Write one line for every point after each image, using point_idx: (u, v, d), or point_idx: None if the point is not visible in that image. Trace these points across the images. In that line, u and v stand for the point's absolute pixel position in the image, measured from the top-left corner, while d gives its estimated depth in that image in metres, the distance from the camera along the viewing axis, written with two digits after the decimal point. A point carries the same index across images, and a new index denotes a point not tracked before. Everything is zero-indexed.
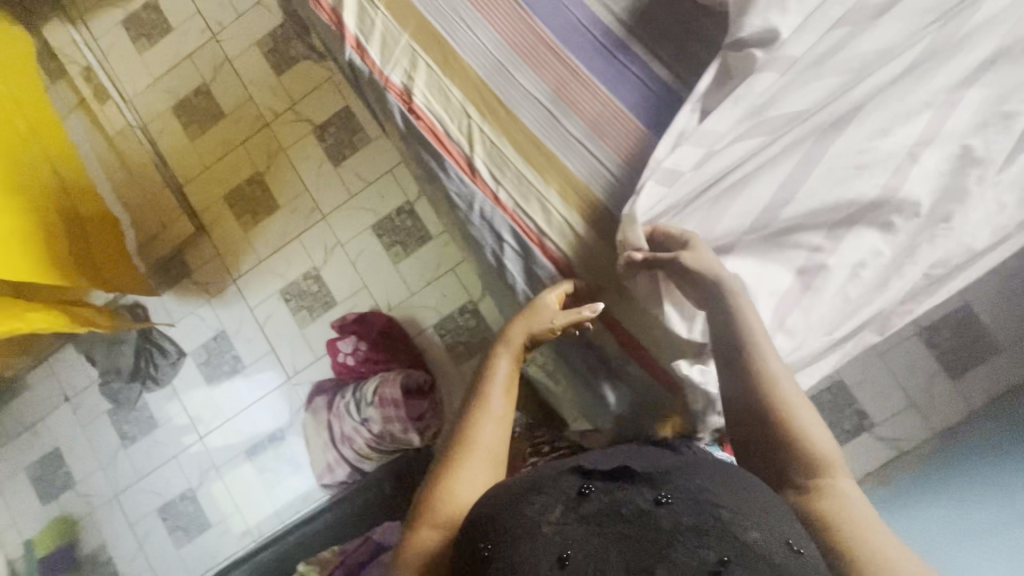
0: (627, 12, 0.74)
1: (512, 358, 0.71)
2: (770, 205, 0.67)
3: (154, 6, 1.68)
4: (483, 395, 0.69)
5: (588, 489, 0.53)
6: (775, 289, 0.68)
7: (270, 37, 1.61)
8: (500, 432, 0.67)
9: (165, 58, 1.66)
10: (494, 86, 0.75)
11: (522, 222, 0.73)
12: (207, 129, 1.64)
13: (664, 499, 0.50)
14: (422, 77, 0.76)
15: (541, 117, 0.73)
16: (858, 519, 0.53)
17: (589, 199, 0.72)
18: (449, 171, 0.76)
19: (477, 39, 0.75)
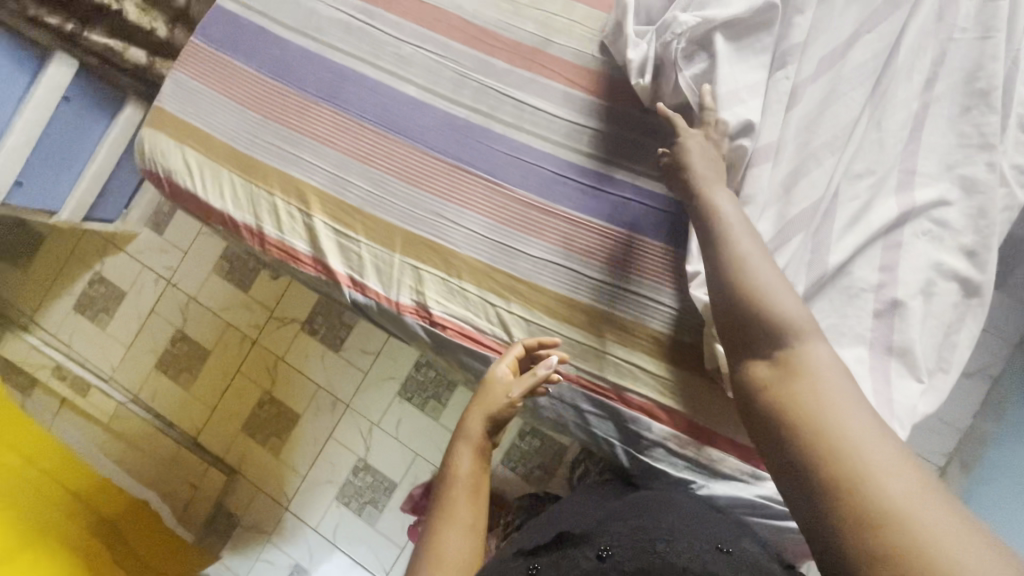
0: (594, 145, 0.74)
1: (474, 451, 0.72)
2: (817, 266, 0.67)
3: (98, 278, 1.64)
4: (447, 498, 0.70)
5: (535, 567, 0.59)
6: (865, 341, 0.66)
7: (224, 259, 1.59)
8: (470, 543, 0.67)
9: (129, 323, 1.62)
10: (506, 267, 0.73)
11: (594, 385, 0.71)
12: (197, 372, 1.58)
13: (604, 552, 0.57)
14: (433, 288, 0.74)
15: (563, 276, 0.72)
16: (836, 407, 0.44)
17: (646, 333, 0.70)
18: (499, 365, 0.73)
19: (466, 229, 0.74)
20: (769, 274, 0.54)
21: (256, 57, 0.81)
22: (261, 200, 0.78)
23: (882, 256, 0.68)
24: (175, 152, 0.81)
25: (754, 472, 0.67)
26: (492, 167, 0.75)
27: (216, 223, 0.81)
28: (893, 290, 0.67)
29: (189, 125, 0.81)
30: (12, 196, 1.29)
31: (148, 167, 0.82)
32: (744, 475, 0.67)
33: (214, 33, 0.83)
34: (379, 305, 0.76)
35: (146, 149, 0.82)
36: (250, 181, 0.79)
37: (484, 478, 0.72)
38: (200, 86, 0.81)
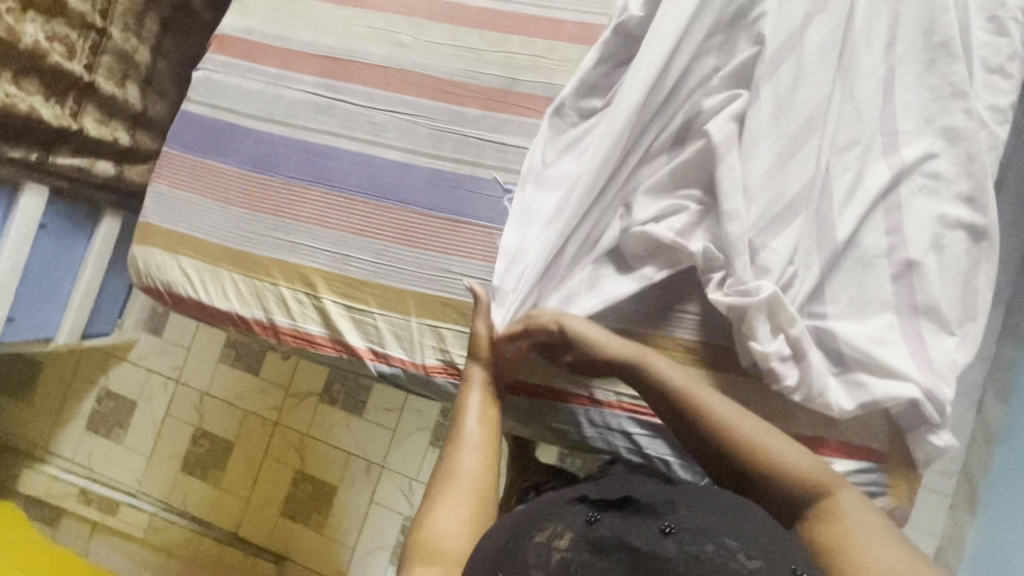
0: None
1: (484, 383, 0.69)
2: (827, 243, 0.68)
3: (106, 393, 1.62)
4: (453, 457, 0.64)
5: (597, 518, 0.53)
6: (890, 306, 0.67)
7: (229, 347, 1.57)
8: (482, 461, 0.64)
9: (145, 431, 1.59)
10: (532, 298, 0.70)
11: (635, 406, 0.71)
12: (225, 466, 1.55)
13: (671, 529, 0.50)
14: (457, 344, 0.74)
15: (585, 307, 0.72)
16: (862, 539, 0.53)
17: (675, 345, 0.71)
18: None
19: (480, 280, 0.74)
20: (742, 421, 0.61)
21: (232, 153, 0.81)
22: (266, 292, 0.77)
23: (885, 221, 0.69)
24: (169, 262, 0.80)
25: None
26: (491, 212, 0.75)
27: (224, 323, 0.80)
28: (905, 251, 0.67)
29: (179, 233, 0.80)
30: (5, 333, 1.25)
31: (145, 283, 0.81)
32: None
33: (184, 138, 0.83)
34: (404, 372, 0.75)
35: (139, 265, 0.81)
36: (252, 276, 0.78)
37: (495, 447, 0.65)
38: (182, 192, 0.81)
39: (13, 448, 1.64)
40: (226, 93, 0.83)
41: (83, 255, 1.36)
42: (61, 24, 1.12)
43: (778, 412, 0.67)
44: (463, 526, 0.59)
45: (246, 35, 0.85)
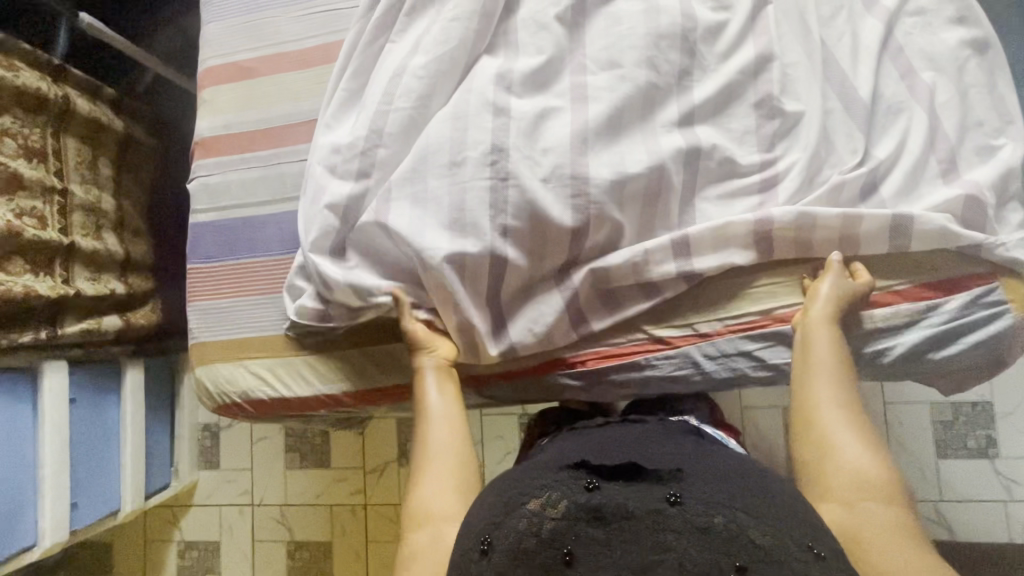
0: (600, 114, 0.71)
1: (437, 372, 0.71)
2: (854, 103, 0.69)
3: (185, 545, 1.55)
4: (423, 427, 0.68)
5: (597, 486, 0.53)
6: (938, 136, 0.68)
7: (290, 451, 1.53)
8: (456, 434, 0.67)
9: (239, 567, 1.53)
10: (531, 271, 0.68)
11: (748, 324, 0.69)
12: (331, 567, 1.49)
13: (675, 499, 0.51)
14: (565, 328, 0.70)
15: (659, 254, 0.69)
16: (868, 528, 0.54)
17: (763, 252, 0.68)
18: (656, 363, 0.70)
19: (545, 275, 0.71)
20: (822, 378, 0.62)
21: (259, 247, 0.79)
22: (346, 361, 0.75)
23: (898, 64, 0.71)
24: (239, 371, 0.77)
25: (931, 304, 0.67)
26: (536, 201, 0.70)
27: (315, 410, 0.77)
28: (926, 88, 0.70)
29: (237, 340, 0.78)
30: (75, 520, 1.21)
31: (220, 403, 0.79)
32: (921, 314, 0.67)
33: (205, 249, 0.81)
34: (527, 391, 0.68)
35: (210, 387, 0.78)
36: (326, 352, 0.76)
37: (460, 415, 0.69)
38: (224, 301, 0.79)
39: None
40: (230, 190, 0.82)
41: (119, 413, 1.32)
42: (26, 198, 1.10)
43: (887, 270, 0.68)
44: (448, 494, 0.63)
45: (227, 131, 0.84)
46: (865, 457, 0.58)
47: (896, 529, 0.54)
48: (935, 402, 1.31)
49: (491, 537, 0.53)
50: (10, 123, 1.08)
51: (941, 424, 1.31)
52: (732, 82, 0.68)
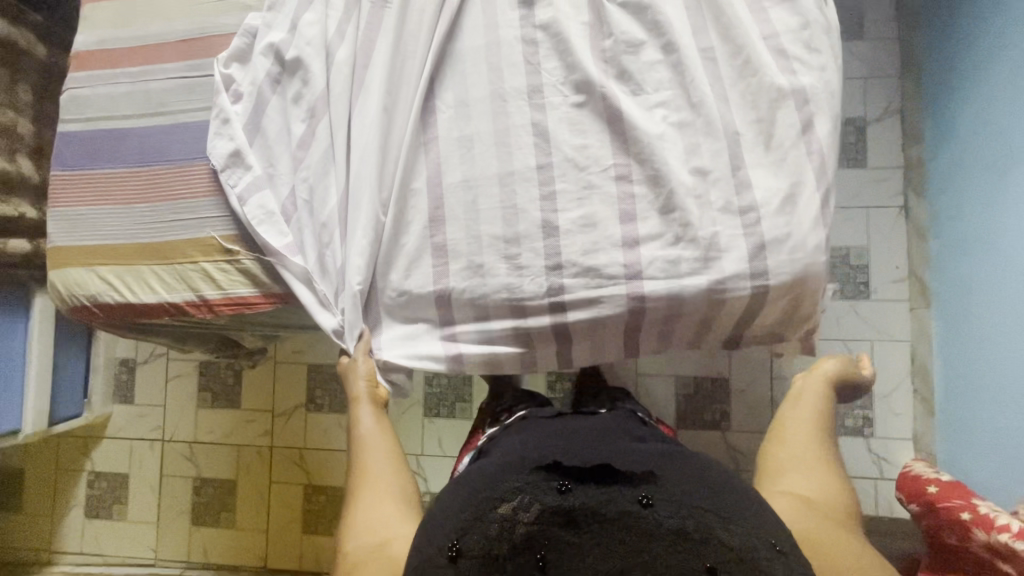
0: (459, 67, 0.77)
1: (373, 408, 0.76)
2: (697, 57, 0.73)
3: (95, 475, 1.59)
4: (364, 459, 0.73)
5: (568, 488, 0.60)
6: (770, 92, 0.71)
7: (205, 390, 1.57)
8: (390, 460, 0.73)
9: (147, 499, 1.57)
10: (392, 210, 0.74)
11: (584, 262, 0.71)
12: (235, 505, 1.54)
13: (645, 499, 0.59)
14: (424, 260, 0.74)
15: (499, 184, 0.74)
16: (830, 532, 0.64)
17: (597, 189, 0.72)
18: (474, 290, 0.73)
19: (414, 219, 0.75)
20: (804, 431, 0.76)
21: (120, 160, 0.82)
22: (190, 273, 0.78)
23: (736, 19, 0.73)
24: (91, 277, 0.80)
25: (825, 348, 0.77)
26: (411, 145, 0.76)
27: (160, 318, 0.80)
28: (757, 45, 0.72)
29: (89, 247, 0.81)
30: None
31: (71, 304, 0.81)
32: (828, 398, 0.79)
33: (69, 159, 0.83)
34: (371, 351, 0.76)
35: (61, 289, 0.81)
36: (172, 262, 0.79)
37: (394, 444, 0.75)
38: (83, 210, 0.81)
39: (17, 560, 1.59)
40: (95, 103, 0.84)
41: (26, 336, 1.35)
42: None
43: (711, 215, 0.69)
44: (384, 514, 0.68)
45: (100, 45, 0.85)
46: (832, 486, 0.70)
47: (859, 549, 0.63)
48: None
49: (460, 543, 0.59)
50: None
51: None
52: (567, 38, 0.74)
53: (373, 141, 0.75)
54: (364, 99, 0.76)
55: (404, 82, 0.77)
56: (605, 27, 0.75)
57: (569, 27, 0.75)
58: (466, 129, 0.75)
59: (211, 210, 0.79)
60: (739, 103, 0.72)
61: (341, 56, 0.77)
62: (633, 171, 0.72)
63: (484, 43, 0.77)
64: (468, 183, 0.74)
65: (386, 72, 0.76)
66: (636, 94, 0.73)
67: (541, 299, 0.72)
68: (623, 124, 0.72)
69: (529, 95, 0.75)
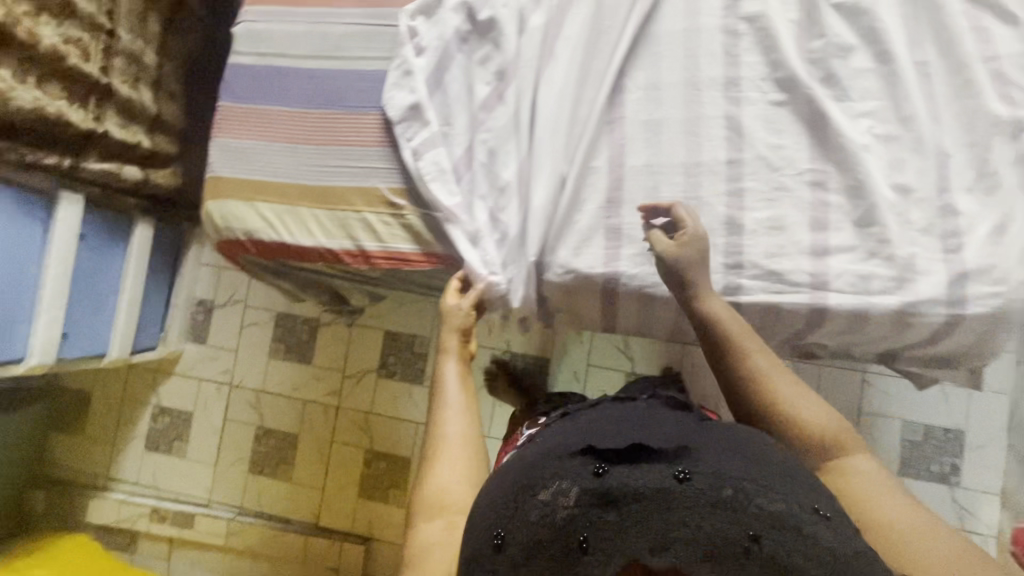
0: (653, 48, 0.75)
1: (459, 361, 0.75)
2: (911, 70, 0.70)
3: (161, 410, 1.60)
4: (439, 420, 0.70)
5: (606, 470, 0.52)
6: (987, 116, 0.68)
7: (277, 342, 1.57)
8: (468, 423, 0.70)
9: (207, 440, 1.58)
10: (570, 184, 0.73)
11: (766, 266, 0.69)
12: (294, 459, 1.54)
13: (683, 473, 0.51)
14: (596, 241, 0.73)
15: (684, 174, 0.72)
16: (875, 493, 0.56)
17: (788, 192, 0.70)
18: (645, 278, 0.71)
19: (591, 198, 0.73)
20: (783, 379, 0.64)
21: (290, 99, 0.81)
22: (351, 220, 0.77)
23: (959, 35, 0.69)
24: (249, 212, 0.80)
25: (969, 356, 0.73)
26: (596, 122, 0.74)
27: (313, 262, 0.80)
28: (978, 65, 0.69)
29: (251, 182, 0.80)
30: (63, 350, 1.24)
31: (225, 237, 0.81)
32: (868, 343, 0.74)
33: (239, 92, 0.83)
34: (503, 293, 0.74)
35: (218, 220, 0.80)
36: (333, 209, 0.78)
37: (473, 408, 0.72)
38: (249, 144, 0.81)
39: (74, 481, 1.61)
40: (271, 39, 0.83)
41: (123, 264, 1.36)
42: (73, 28, 1.11)
43: (909, 234, 0.67)
44: (459, 481, 0.65)
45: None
46: (837, 433, 0.61)
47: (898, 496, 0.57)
48: (907, 420, 1.32)
49: (503, 535, 0.53)
50: None
51: (909, 442, 1.32)
52: (774, 33, 0.72)
53: (561, 115, 0.73)
54: (552, 69, 0.75)
55: (596, 57, 0.75)
56: (815, 27, 0.72)
57: (777, 22, 0.72)
58: (655, 113, 0.73)
59: (378, 161, 0.78)
60: (950, 124, 0.69)
61: (534, 22, 0.75)
62: (830, 179, 0.69)
63: (682, 27, 0.74)
64: (652, 169, 0.72)
65: (580, 45, 0.74)
66: (840, 100, 0.70)
67: (714, 297, 0.70)
68: (825, 129, 0.69)
69: (725, 87, 0.73)
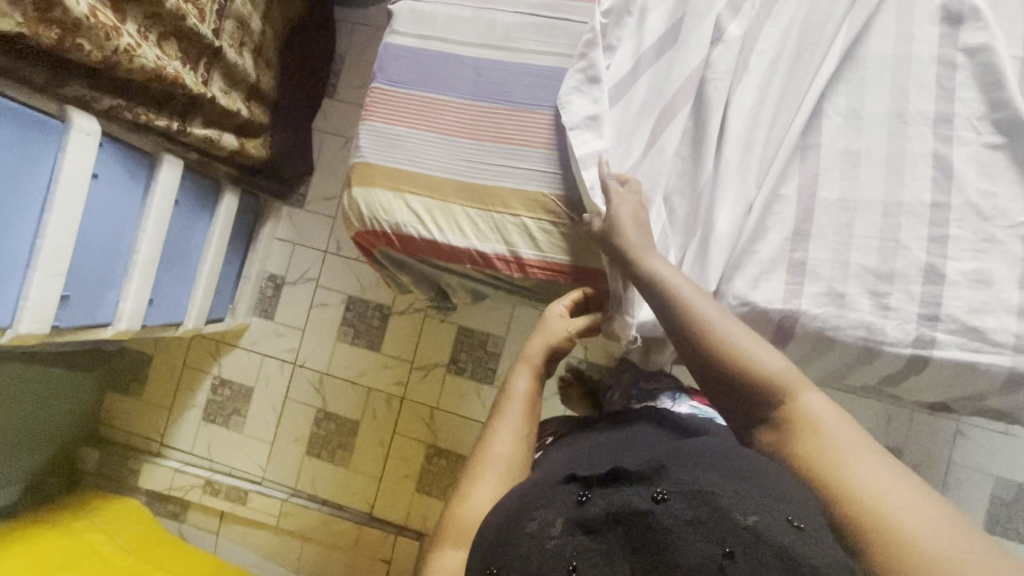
0: (856, 74, 0.69)
1: (531, 374, 0.70)
2: None
3: (220, 381, 1.58)
4: (491, 437, 0.64)
5: (589, 498, 0.50)
6: None
7: (346, 325, 1.54)
8: (520, 447, 0.63)
9: (266, 418, 1.55)
10: (757, 211, 0.68)
11: (968, 321, 0.64)
12: (353, 447, 1.51)
13: (661, 494, 0.47)
14: (775, 274, 0.68)
15: (882, 212, 0.67)
16: (848, 444, 0.45)
17: (998, 244, 0.65)
18: (829, 320, 0.66)
19: (776, 227, 0.68)
20: (733, 328, 0.54)
21: (451, 88, 0.77)
22: (508, 224, 0.72)
23: None
24: (397, 203, 0.75)
25: None
26: (792, 147, 0.69)
27: (459, 263, 0.75)
28: None
29: (401, 173, 0.76)
30: (147, 316, 1.21)
31: (368, 226, 0.77)
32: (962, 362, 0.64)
33: (396, 74, 0.78)
34: (629, 338, 0.73)
35: (363, 209, 0.76)
36: (490, 210, 0.73)
37: (529, 431, 0.65)
38: (403, 131, 0.76)
39: (128, 444, 1.59)
40: (435, 22, 0.78)
41: (207, 232, 1.32)
42: None
43: None
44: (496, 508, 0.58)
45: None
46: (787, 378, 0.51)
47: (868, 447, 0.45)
48: (1000, 477, 1.28)
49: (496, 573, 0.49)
50: None
51: (999, 499, 1.27)
52: (1000, 69, 0.66)
53: (754, 136, 0.68)
54: (744, 85, 0.70)
55: (793, 77, 0.70)
56: None
57: (1003, 57, 0.66)
58: (855, 143, 0.68)
59: (542, 164, 0.73)
60: None
61: (732, 31, 0.70)
62: None
63: (891, 54, 0.69)
64: (844, 203, 0.67)
65: (781, 62, 0.70)
66: None
67: (904, 347, 0.65)
68: None
69: (935, 122, 0.67)
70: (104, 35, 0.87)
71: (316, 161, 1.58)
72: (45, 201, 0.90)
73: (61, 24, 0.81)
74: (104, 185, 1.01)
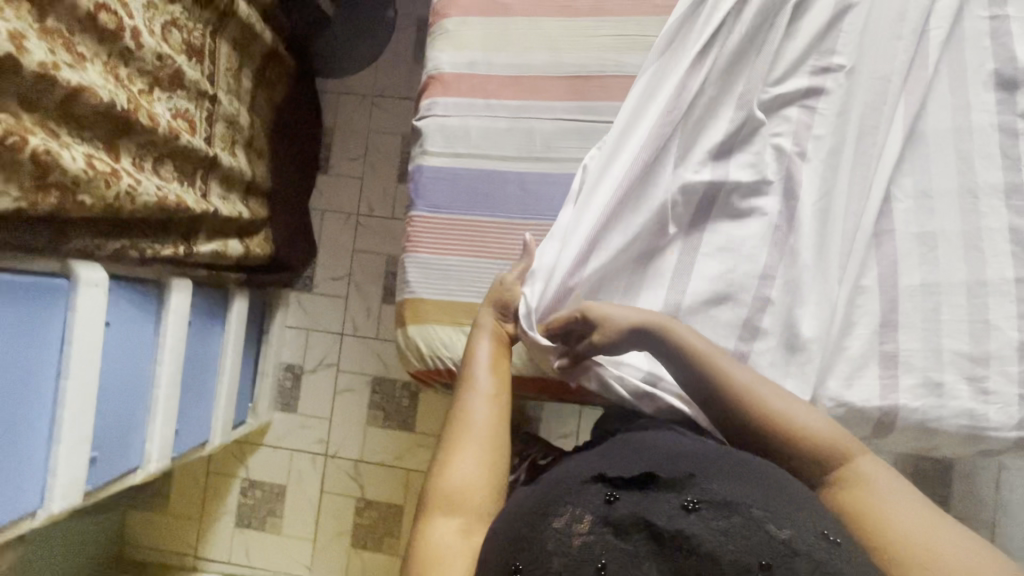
0: (918, 152, 0.68)
1: (496, 339, 0.66)
2: None
3: (250, 484, 1.50)
4: (464, 403, 0.60)
5: (616, 497, 0.50)
6: None
7: (374, 407, 1.48)
8: (495, 411, 0.60)
9: (304, 514, 1.49)
10: (840, 308, 0.66)
11: None
12: (400, 532, 1.46)
13: (691, 504, 0.49)
14: (867, 368, 0.66)
15: (967, 293, 0.65)
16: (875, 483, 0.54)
17: None
18: (930, 412, 0.64)
19: (861, 321, 0.66)
20: (772, 388, 0.60)
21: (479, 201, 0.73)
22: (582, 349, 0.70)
23: None
24: (459, 338, 0.71)
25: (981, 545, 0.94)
26: (867, 236, 0.66)
27: None
28: None
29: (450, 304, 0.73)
30: (176, 446, 1.13)
31: (429, 365, 0.73)
32: None
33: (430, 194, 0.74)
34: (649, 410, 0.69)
35: (421, 347, 0.72)
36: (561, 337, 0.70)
37: (505, 395, 0.62)
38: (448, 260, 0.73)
39: (160, 563, 1.51)
40: (469, 136, 0.74)
41: (222, 341, 1.25)
42: (182, 98, 1.00)
43: None
44: (479, 477, 0.56)
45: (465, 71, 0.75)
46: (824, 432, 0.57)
47: (908, 496, 0.53)
48: None
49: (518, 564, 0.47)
50: (178, 12, 0.97)
51: None
52: None
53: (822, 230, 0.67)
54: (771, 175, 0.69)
55: (855, 163, 0.67)
56: None
57: None
58: (929, 224, 0.66)
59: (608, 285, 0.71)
60: None
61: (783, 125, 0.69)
62: None
63: (950, 127, 0.67)
64: (927, 289, 0.66)
65: (831, 147, 0.68)
66: None
67: (1009, 431, 0.64)
68: None
69: (1007, 194, 0.66)
70: (104, 184, 0.80)
71: (318, 241, 1.51)
72: (60, 366, 0.83)
73: (58, 183, 0.75)
74: (117, 329, 0.94)
